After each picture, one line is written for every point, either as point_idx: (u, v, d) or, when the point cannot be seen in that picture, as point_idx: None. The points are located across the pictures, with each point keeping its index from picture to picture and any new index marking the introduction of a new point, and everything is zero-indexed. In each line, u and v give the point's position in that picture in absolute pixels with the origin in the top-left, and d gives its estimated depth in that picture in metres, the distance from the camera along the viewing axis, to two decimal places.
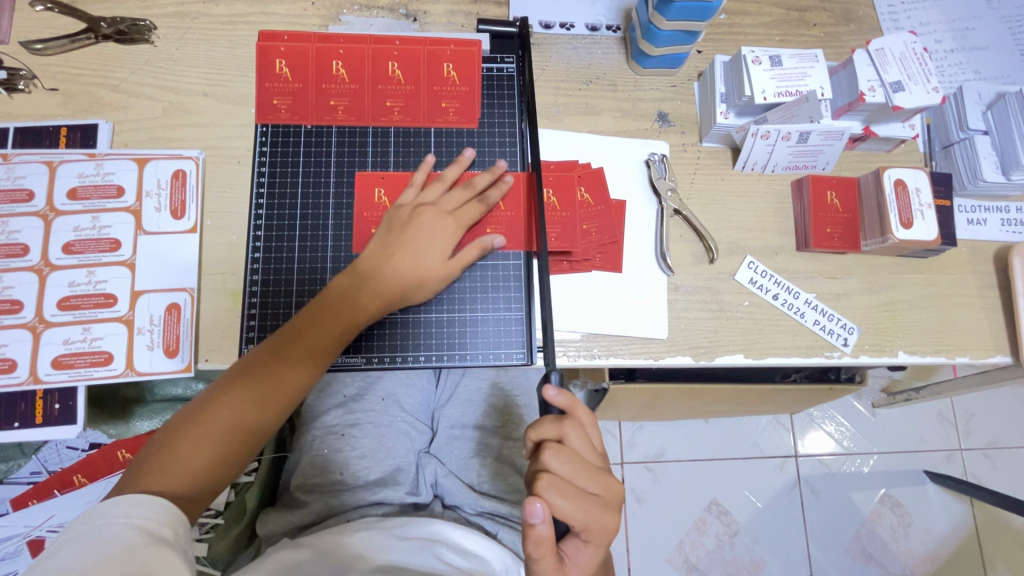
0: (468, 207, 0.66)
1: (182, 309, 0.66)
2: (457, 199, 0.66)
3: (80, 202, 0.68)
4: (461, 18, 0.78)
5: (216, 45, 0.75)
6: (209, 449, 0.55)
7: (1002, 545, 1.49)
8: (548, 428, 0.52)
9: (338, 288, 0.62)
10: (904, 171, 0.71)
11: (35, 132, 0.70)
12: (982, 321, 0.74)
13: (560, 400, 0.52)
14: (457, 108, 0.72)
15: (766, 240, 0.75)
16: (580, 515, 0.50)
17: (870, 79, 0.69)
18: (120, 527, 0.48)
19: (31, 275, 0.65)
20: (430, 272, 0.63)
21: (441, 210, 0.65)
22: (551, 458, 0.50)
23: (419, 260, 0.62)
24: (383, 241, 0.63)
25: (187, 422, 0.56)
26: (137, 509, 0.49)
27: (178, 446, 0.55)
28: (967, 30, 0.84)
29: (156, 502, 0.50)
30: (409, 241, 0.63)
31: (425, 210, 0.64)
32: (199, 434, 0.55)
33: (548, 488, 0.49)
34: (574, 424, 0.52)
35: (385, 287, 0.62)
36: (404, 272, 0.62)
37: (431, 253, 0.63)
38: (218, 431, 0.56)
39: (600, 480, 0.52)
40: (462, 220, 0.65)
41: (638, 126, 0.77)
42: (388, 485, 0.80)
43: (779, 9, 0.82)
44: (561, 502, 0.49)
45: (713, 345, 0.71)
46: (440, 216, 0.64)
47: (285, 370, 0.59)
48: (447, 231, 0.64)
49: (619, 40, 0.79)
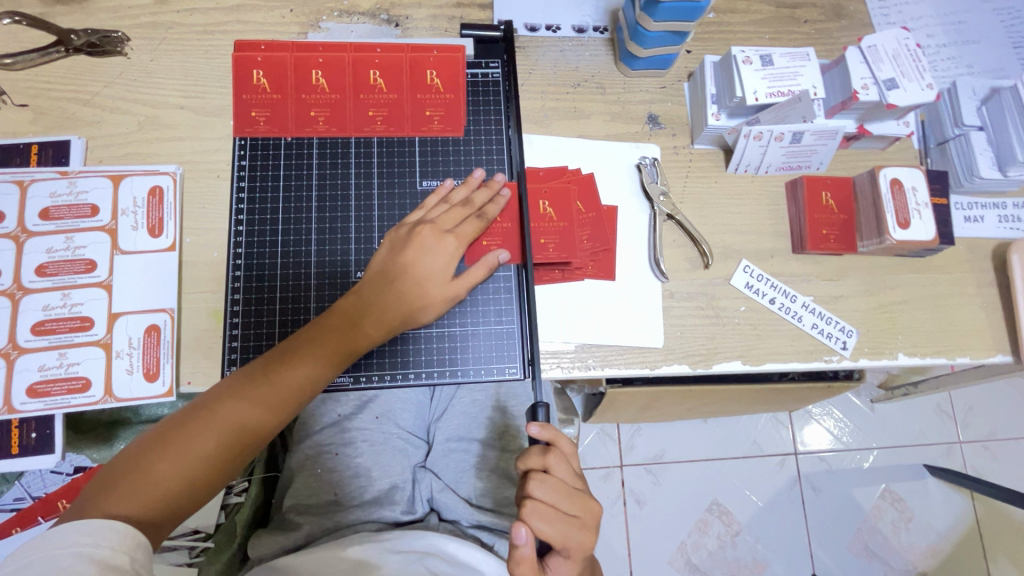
0: (468, 222, 0.63)
1: (162, 331, 0.64)
2: (456, 216, 0.63)
3: (53, 222, 0.65)
4: (445, 22, 0.76)
5: (192, 56, 0.73)
6: (180, 472, 0.53)
7: (1003, 539, 1.49)
8: (534, 457, 0.50)
9: (338, 311, 0.60)
10: (900, 170, 0.69)
11: (6, 149, 0.68)
12: (982, 320, 0.73)
13: (544, 433, 0.49)
14: (442, 116, 0.70)
15: (761, 243, 0.73)
16: (563, 539, 0.48)
17: (864, 77, 0.67)
18: (70, 556, 0.45)
19: (4, 299, 0.63)
20: (432, 294, 0.61)
21: (441, 226, 0.62)
22: (537, 488, 0.47)
23: (420, 281, 0.60)
24: (385, 261, 0.62)
25: (159, 440, 0.54)
26: (89, 537, 0.46)
27: (145, 467, 0.52)
28: (959, 23, 0.83)
29: (107, 532, 0.47)
30: (410, 262, 0.61)
31: (423, 227, 0.62)
32: (169, 455, 0.53)
33: (532, 515, 0.47)
34: (561, 455, 0.50)
35: (384, 310, 0.60)
36: (404, 294, 0.60)
37: (434, 275, 0.60)
38: (191, 454, 0.53)
39: (582, 505, 0.49)
40: (462, 236, 0.62)
41: (629, 129, 0.75)
42: (384, 505, 0.77)
43: (769, 7, 0.80)
44: (544, 528, 0.47)
45: (710, 352, 0.70)
46: (439, 234, 0.62)
47: (269, 390, 0.56)
48: (448, 250, 0.61)
49: (607, 41, 0.77)
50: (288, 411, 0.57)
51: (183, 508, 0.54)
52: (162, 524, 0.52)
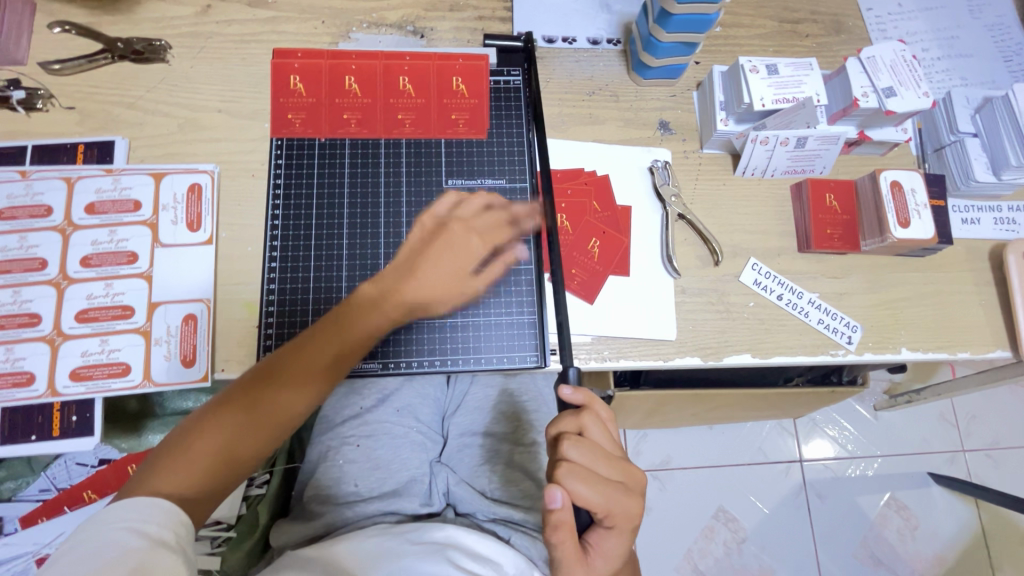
0: (483, 219, 0.66)
1: (199, 320, 0.67)
2: (483, 213, 0.67)
3: (97, 216, 0.69)
4: (467, 34, 0.81)
5: (230, 63, 0.77)
6: (221, 453, 0.55)
7: (1009, 547, 1.49)
8: (567, 421, 0.52)
9: (365, 303, 0.63)
10: (899, 172, 0.73)
11: (53, 148, 0.72)
12: (981, 317, 0.76)
13: (579, 397, 0.52)
14: (467, 120, 0.75)
15: (768, 242, 0.77)
16: (602, 501, 0.49)
17: (863, 86, 0.71)
18: (121, 531, 0.48)
19: (50, 288, 0.66)
20: (449, 292, 0.64)
21: (469, 224, 0.65)
22: (570, 448, 0.50)
23: (443, 276, 0.63)
24: (407, 256, 0.64)
25: (191, 433, 0.56)
26: (141, 518, 0.49)
27: (180, 459, 0.54)
28: (952, 38, 0.87)
29: (156, 509, 0.50)
30: (435, 256, 0.63)
31: (453, 224, 0.65)
32: (204, 446, 0.55)
33: (568, 475, 0.48)
34: (594, 417, 0.51)
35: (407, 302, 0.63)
36: (424, 289, 0.63)
37: (455, 272, 0.63)
38: (230, 435, 0.56)
39: (620, 469, 0.51)
40: (486, 237, 0.65)
41: (641, 134, 0.79)
42: (403, 496, 0.79)
43: (772, 22, 0.85)
44: (580, 489, 0.48)
45: (721, 345, 0.73)
46: (468, 230, 0.65)
47: (295, 379, 0.59)
48: (472, 248, 0.64)
49: (620, 52, 0.82)
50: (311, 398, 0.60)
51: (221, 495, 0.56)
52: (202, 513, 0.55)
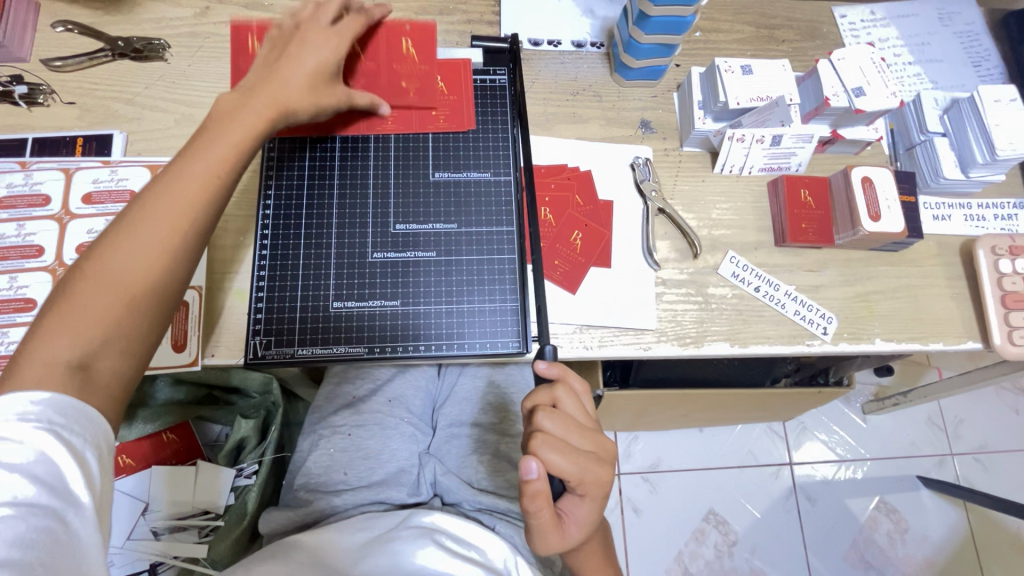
0: (309, 31, 0.64)
1: (190, 306, 0.68)
2: (335, 17, 0.66)
3: (94, 205, 0.71)
4: (456, 36, 0.84)
5: (226, 62, 0.80)
6: (79, 329, 0.46)
7: (998, 550, 1.50)
8: (541, 394, 0.54)
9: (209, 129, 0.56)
10: (871, 169, 0.76)
11: (53, 141, 0.74)
12: (953, 309, 0.79)
13: (553, 370, 0.54)
14: (446, 114, 0.77)
15: (746, 237, 0.79)
16: (576, 471, 0.51)
17: (834, 86, 0.74)
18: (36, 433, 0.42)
19: (45, 274, 0.68)
20: (319, 88, 0.63)
21: (321, 26, 0.65)
22: (544, 419, 0.51)
23: (297, 65, 0.62)
24: (269, 57, 0.63)
25: (47, 313, 0.47)
26: (50, 409, 0.43)
27: (47, 336, 0.46)
28: (923, 44, 0.91)
29: (69, 406, 0.44)
30: (295, 55, 0.63)
31: (306, 27, 0.64)
32: (71, 315, 0.46)
33: (543, 445, 0.50)
34: (567, 390, 0.54)
35: (282, 86, 0.61)
36: (288, 77, 0.61)
37: (319, 65, 0.63)
38: (76, 305, 0.47)
39: (593, 439, 0.53)
40: (342, 35, 0.66)
41: (623, 132, 0.82)
42: (391, 486, 0.80)
43: (750, 27, 0.89)
44: (555, 459, 0.50)
45: (700, 335, 0.75)
46: (321, 31, 0.64)
47: (147, 225, 0.50)
48: (328, 42, 0.64)
49: (603, 55, 0.85)
50: (192, 213, 0.51)
51: (124, 358, 0.48)
52: (109, 378, 0.47)
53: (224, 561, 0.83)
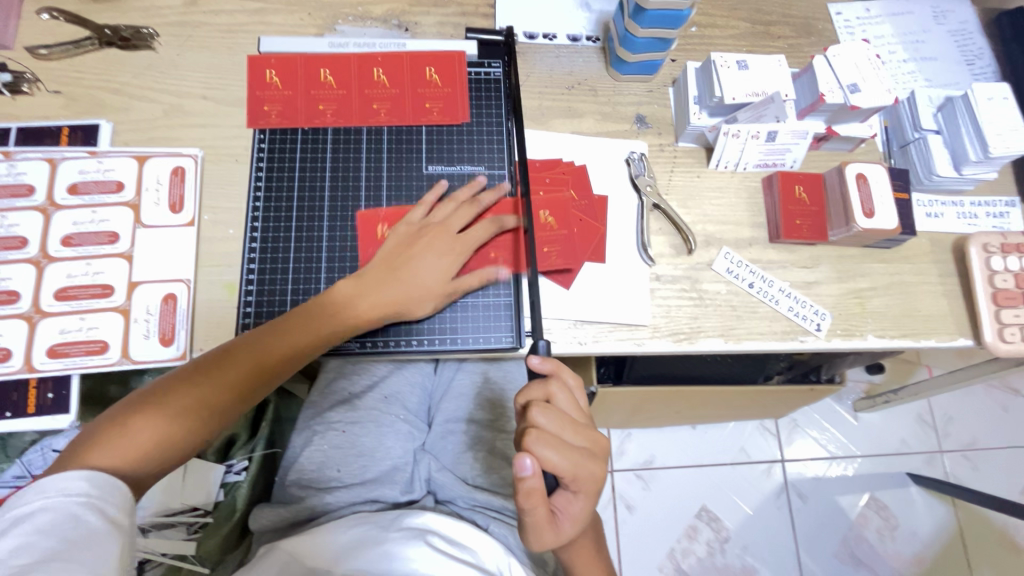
0: (436, 237, 0.68)
1: (179, 300, 0.67)
2: (467, 216, 0.70)
3: (80, 197, 0.69)
4: (451, 29, 0.83)
5: (215, 51, 0.78)
6: (153, 438, 0.55)
7: (986, 546, 1.52)
8: (535, 390, 0.53)
9: (335, 295, 0.65)
10: (865, 165, 0.76)
11: (37, 131, 0.72)
12: (945, 306, 0.79)
13: (546, 366, 0.53)
14: (441, 108, 0.76)
15: (740, 233, 0.79)
16: (569, 466, 0.50)
17: (829, 82, 0.74)
18: (78, 506, 0.48)
19: (30, 266, 0.67)
20: (428, 292, 0.66)
21: (446, 228, 0.69)
22: (538, 415, 0.51)
23: (419, 279, 0.66)
24: (396, 249, 0.68)
25: (135, 413, 0.55)
26: (92, 487, 0.50)
27: (106, 448, 0.53)
28: (917, 42, 0.91)
29: (106, 481, 0.51)
30: (410, 267, 0.66)
31: (432, 232, 0.68)
32: (131, 439, 0.54)
33: (537, 442, 0.50)
34: (561, 386, 0.53)
35: (381, 295, 0.65)
36: (410, 284, 0.66)
37: (432, 279, 0.66)
38: (167, 419, 0.56)
39: (586, 435, 0.52)
40: (465, 244, 0.68)
41: (618, 128, 0.82)
42: (385, 484, 0.80)
43: (746, 23, 0.88)
44: (549, 456, 0.50)
45: (694, 331, 0.74)
46: (447, 240, 0.68)
47: (200, 398, 0.58)
48: (446, 257, 0.67)
49: (599, 49, 0.85)
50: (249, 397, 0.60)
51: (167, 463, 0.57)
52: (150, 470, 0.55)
53: (213, 558, 0.83)
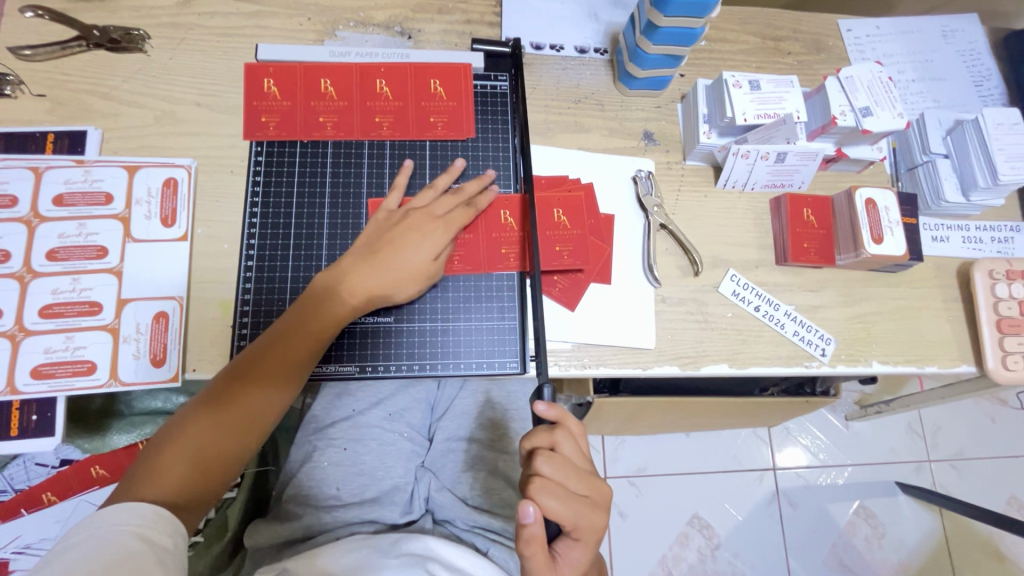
0: (416, 220, 0.66)
1: (170, 318, 0.65)
2: (447, 203, 0.67)
3: (66, 208, 0.66)
4: (455, 37, 0.80)
5: (210, 56, 0.75)
6: (182, 466, 0.53)
7: (971, 555, 1.54)
8: (540, 436, 0.52)
9: (320, 287, 0.62)
10: (874, 191, 0.75)
11: (21, 137, 0.69)
12: (948, 332, 0.79)
13: (553, 414, 0.51)
14: (445, 122, 0.74)
15: (746, 254, 0.78)
16: (571, 517, 0.49)
17: (841, 105, 0.73)
18: (123, 534, 0.46)
19: (13, 281, 0.64)
20: (413, 277, 0.64)
21: (430, 214, 0.66)
22: (543, 464, 0.49)
23: (404, 262, 0.63)
24: (370, 239, 0.65)
25: (159, 447, 0.54)
26: (139, 517, 0.48)
27: (139, 486, 0.52)
28: (926, 62, 0.90)
29: (144, 509, 0.49)
30: (396, 249, 0.64)
31: (413, 215, 0.66)
32: (159, 473, 0.52)
33: (541, 491, 0.49)
34: (567, 433, 0.52)
35: (369, 280, 0.63)
36: (390, 272, 0.63)
37: (417, 264, 0.64)
38: (189, 446, 0.54)
39: (590, 484, 0.51)
40: (450, 223, 0.66)
41: (625, 144, 0.80)
42: (383, 505, 0.78)
43: (756, 38, 0.87)
44: (553, 505, 0.49)
45: (699, 355, 0.73)
46: (429, 220, 0.66)
47: (212, 425, 0.55)
48: (429, 241, 0.65)
49: (607, 62, 0.83)
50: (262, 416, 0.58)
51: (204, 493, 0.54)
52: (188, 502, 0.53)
53: None
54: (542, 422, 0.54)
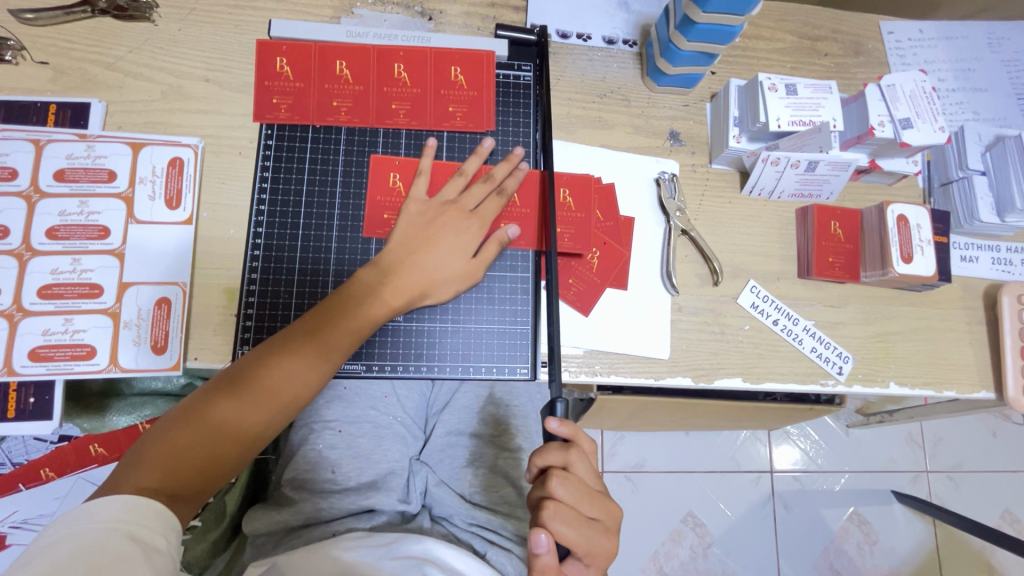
0: (450, 214, 0.63)
1: (172, 305, 0.63)
2: (478, 193, 0.65)
3: (67, 184, 0.64)
4: (478, 21, 0.76)
5: (221, 29, 0.71)
6: (192, 447, 0.52)
7: (960, 566, 1.54)
8: (553, 454, 0.51)
9: (360, 283, 0.60)
10: (907, 207, 0.72)
11: (22, 106, 0.66)
12: (969, 355, 0.76)
13: (565, 431, 0.50)
14: (465, 113, 0.71)
15: (768, 266, 0.75)
16: (583, 542, 0.49)
17: (881, 114, 0.70)
18: (111, 532, 0.45)
19: (11, 259, 0.62)
20: (446, 273, 0.62)
21: (463, 208, 0.64)
22: (556, 486, 0.49)
23: (439, 258, 0.62)
24: (403, 233, 0.63)
25: (171, 424, 0.53)
26: (127, 513, 0.47)
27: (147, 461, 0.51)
28: (969, 70, 0.86)
29: (134, 503, 0.47)
30: (429, 245, 0.62)
31: (449, 210, 0.64)
32: (168, 450, 0.51)
33: (553, 516, 0.48)
34: (580, 453, 0.51)
35: (403, 279, 0.61)
36: (422, 269, 0.61)
37: (450, 261, 0.62)
38: (202, 427, 0.53)
39: (603, 507, 0.51)
40: (483, 218, 0.64)
41: (650, 143, 0.77)
42: (380, 491, 0.77)
43: (793, 37, 0.83)
44: (565, 531, 0.48)
45: (713, 368, 0.71)
46: (463, 215, 0.64)
47: (230, 409, 0.54)
48: (462, 237, 0.63)
49: (635, 55, 0.79)
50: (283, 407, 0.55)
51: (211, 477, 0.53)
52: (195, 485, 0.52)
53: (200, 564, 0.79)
54: (554, 439, 0.53)
